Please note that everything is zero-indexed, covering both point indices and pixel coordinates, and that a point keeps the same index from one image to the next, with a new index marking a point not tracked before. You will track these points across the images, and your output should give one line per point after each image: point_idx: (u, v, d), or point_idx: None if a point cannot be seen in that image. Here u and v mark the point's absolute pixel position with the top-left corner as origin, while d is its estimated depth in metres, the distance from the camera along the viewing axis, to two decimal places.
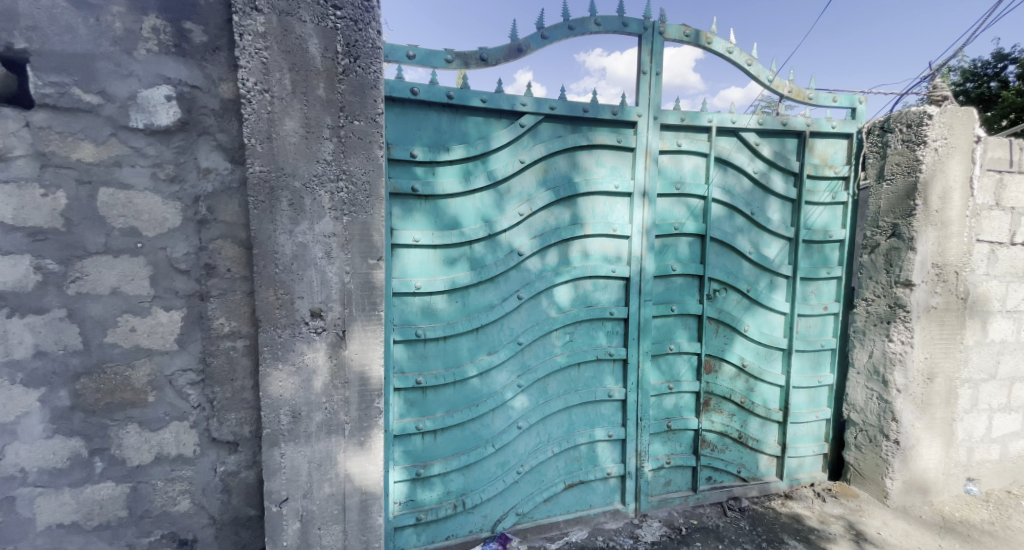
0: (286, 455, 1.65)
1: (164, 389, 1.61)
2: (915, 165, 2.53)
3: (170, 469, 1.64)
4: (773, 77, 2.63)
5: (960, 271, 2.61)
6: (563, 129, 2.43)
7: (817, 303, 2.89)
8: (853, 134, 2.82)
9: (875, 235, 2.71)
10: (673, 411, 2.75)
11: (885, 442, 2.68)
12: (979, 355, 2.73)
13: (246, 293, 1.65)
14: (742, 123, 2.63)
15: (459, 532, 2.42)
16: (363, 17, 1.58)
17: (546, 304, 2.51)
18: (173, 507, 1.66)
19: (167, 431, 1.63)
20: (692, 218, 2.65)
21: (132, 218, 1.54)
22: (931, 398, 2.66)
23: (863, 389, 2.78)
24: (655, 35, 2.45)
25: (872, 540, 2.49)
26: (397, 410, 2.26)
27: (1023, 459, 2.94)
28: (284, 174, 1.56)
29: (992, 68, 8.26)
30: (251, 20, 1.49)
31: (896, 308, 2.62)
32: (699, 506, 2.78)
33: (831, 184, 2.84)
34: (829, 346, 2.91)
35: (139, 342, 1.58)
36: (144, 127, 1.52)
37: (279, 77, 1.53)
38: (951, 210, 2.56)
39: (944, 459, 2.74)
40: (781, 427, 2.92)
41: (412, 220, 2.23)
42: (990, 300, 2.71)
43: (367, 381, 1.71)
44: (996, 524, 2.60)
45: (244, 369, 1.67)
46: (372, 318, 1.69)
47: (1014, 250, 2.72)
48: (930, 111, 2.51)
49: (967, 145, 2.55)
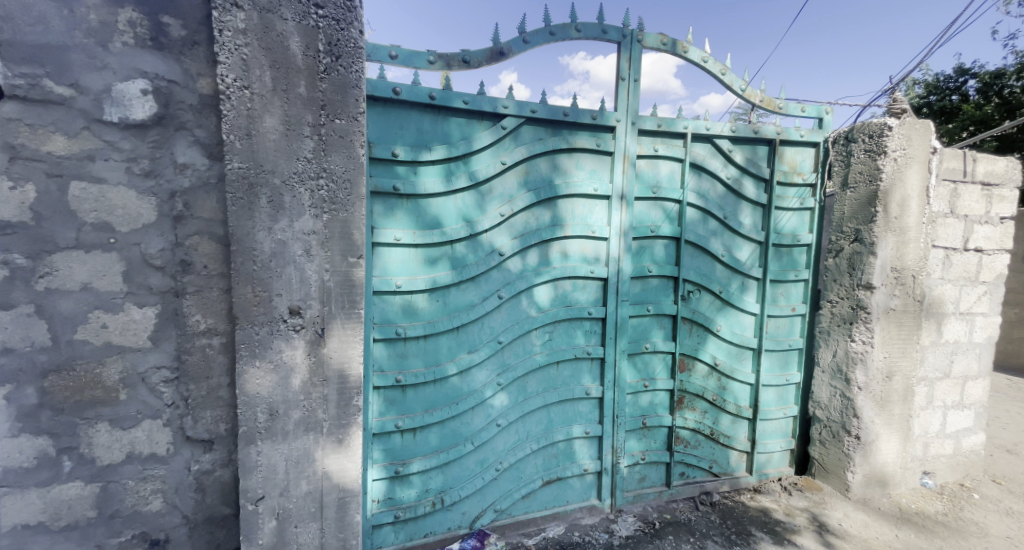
0: (263, 452, 1.65)
1: (137, 386, 1.59)
2: (876, 174, 2.66)
3: (142, 468, 1.62)
4: (746, 87, 2.72)
5: (917, 275, 2.74)
6: (544, 132, 2.47)
7: (785, 304, 2.99)
8: (820, 143, 2.93)
9: (840, 240, 2.84)
10: (648, 408, 2.82)
11: (847, 438, 2.81)
12: (935, 355, 2.88)
13: (223, 290, 1.64)
14: (716, 129, 2.72)
15: (437, 529, 2.43)
16: (345, 16, 1.59)
17: (526, 304, 2.54)
18: (144, 507, 1.64)
19: (139, 429, 1.61)
20: (668, 221, 2.72)
21: (105, 213, 1.52)
22: (890, 395, 2.79)
23: (827, 387, 2.91)
24: (634, 43, 2.51)
25: (835, 531, 2.59)
26: (376, 409, 2.26)
27: (974, 453, 3.11)
28: (264, 171, 1.56)
29: (953, 83, 8.58)
30: (231, 16, 1.49)
31: (858, 310, 2.74)
32: (672, 501, 2.86)
33: (800, 191, 2.95)
34: (797, 346, 3.02)
35: (111, 340, 1.55)
36: (119, 121, 1.50)
37: (259, 74, 1.53)
38: (909, 217, 2.69)
39: (902, 453, 2.87)
40: (751, 424, 3.02)
41: (394, 219, 2.23)
42: (945, 303, 2.85)
43: (347, 378, 1.72)
44: (950, 515, 2.74)
45: (220, 367, 1.66)
46: (352, 316, 1.70)
47: (967, 255, 2.88)
48: (890, 123, 2.63)
49: (924, 156, 2.68)
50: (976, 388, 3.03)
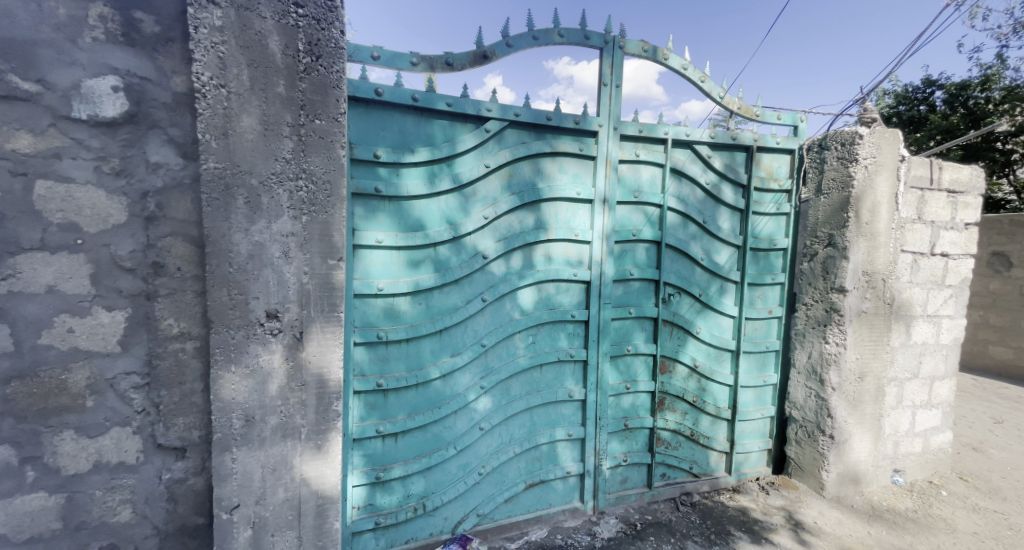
0: (238, 460, 1.61)
1: (105, 393, 1.53)
2: (848, 181, 2.74)
3: (110, 477, 1.56)
4: (725, 94, 2.78)
5: (887, 279, 2.83)
6: (527, 136, 2.48)
7: (762, 306, 3.06)
8: (795, 150, 3.01)
9: (814, 244, 2.91)
10: (630, 410, 2.84)
11: (822, 437, 2.88)
12: (904, 356, 2.97)
13: (197, 293, 1.59)
14: (695, 135, 2.76)
15: (419, 535, 2.40)
16: (326, 16, 1.57)
17: (509, 307, 2.54)
18: (112, 518, 1.58)
19: (107, 437, 1.55)
20: (649, 225, 2.75)
21: (73, 213, 1.46)
22: (862, 396, 2.87)
23: (802, 388, 2.98)
24: (616, 49, 2.54)
25: (809, 529, 2.65)
26: (357, 414, 2.22)
27: (942, 451, 3.22)
28: (240, 171, 1.53)
29: (921, 93, 8.89)
30: (208, 13, 1.45)
31: (832, 312, 2.82)
32: (654, 502, 2.88)
33: (776, 196, 3.03)
34: (773, 347, 3.09)
35: (78, 344, 1.49)
36: (88, 118, 1.45)
37: (236, 72, 1.50)
38: (879, 222, 2.78)
39: (874, 452, 2.96)
40: (730, 424, 3.07)
41: (376, 221, 2.20)
42: (913, 306, 2.95)
43: (326, 383, 1.69)
44: (919, 512, 2.82)
45: (194, 372, 1.61)
46: (331, 319, 1.68)
47: (934, 260, 2.99)
48: (861, 131, 2.71)
49: (893, 163, 2.77)
50: (943, 388, 3.14)
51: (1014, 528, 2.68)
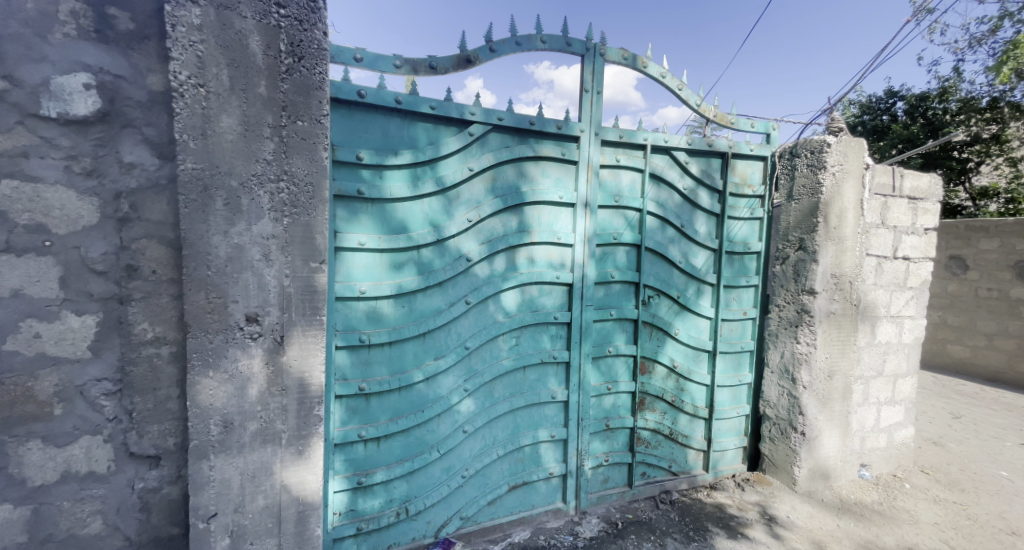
0: (216, 467, 1.57)
1: (74, 400, 1.48)
2: (817, 187, 2.85)
3: (79, 488, 1.51)
4: (701, 102, 2.86)
5: (853, 281, 2.96)
6: (510, 140, 2.51)
7: (737, 308, 3.15)
8: (768, 157, 3.12)
9: (786, 248, 3.02)
10: (611, 410, 2.88)
11: (794, 434, 2.99)
12: (870, 355, 3.11)
13: (173, 296, 1.56)
14: (673, 142, 2.84)
15: (402, 540, 2.38)
16: (309, 17, 1.56)
17: (493, 309, 2.55)
18: (82, 530, 1.52)
19: (77, 446, 1.49)
20: (629, 229, 2.81)
21: (41, 214, 1.41)
22: (831, 394, 2.98)
23: (776, 387, 3.08)
24: (597, 56, 2.59)
25: (782, 523, 2.74)
26: (338, 418, 2.19)
27: (905, 446, 3.37)
28: (219, 172, 1.50)
29: (884, 104, 9.28)
30: (186, 11, 1.43)
31: (803, 313, 2.93)
32: (634, 501, 2.93)
33: (750, 201, 3.12)
34: (748, 347, 3.18)
35: (45, 350, 1.44)
36: (57, 116, 1.40)
37: (215, 72, 1.48)
38: (846, 227, 2.90)
39: (842, 447, 3.08)
40: (707, 423, 3.15)
41: (358, 223, 2.18)
42: (878, 307, 3.09)
43: (307, 388, 1.67)
44: (884, 504, 2.95)
45: (169, 378, 1.57)
46: (313, 323, 1.66)
47: (896, 263, 3.13)
48: (829, 140, 2.83)
49: (859, 171, 2.89)
50: (906, 385, 3.29)
51: (972, 517, 2.82)
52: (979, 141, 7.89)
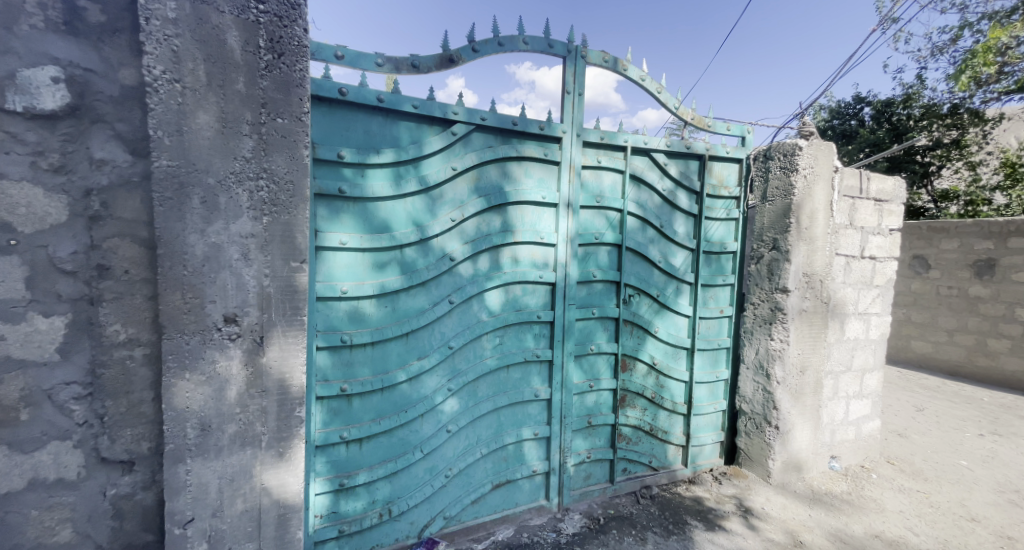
0: (193, 471, 1.54)
1: (42, 405, 1.43)
2: (790, 189, 2.94)
3: (48, 495, 1.45)
4: (680, 105, 2.92)
5: (823, 279, 3.06)
6: (493, 140, 2.52)
7: (714, 306, 3.23)
8: (743, 159, 3.20)
9: (760, 247, 3.11)
10: (593, 408, 2.92)
11: (768, 428, 3.08)
12: (839, 350, 3.22)
13: (146, 296, 1.51)
14: (653, 144, 2.89)
15: (385, 541, 2.37)
16: (289, 13, 1.53)
17: (476, 308, 2.56)
18: (50, 539, 1.47)
19: (45, 452, 1.44)
20: (610, 229, 2.85)
21: (5, 212, 1.36)
22: (803, 388, 3.09)
23: (751, 382, 3.17)
24: (579, 58, 2.62)
25: (758, 514, 2.82)
26: (319, 420, 2.16)
27: (872, 437, 3.51)
28: (196, 170, 1.47)
29: (852, 109, 9.61)
30: (160, 4, 1.40)
31: (776, 311, 3.02)
32: (616, 497, 2.98)
33: (726, 203, 3.21)
34: (724, 345, 3.27)
35: (10, 353, 1.39)
36: (24, 110, 1.35)
37: (191, 67, 1.44)
38: (817, 227, 3.01)
39: (813, 440, 3.19)
40: (686, 419, 3.21)
41: (339, 222, 2.16)
42: (846, 304, 3.21)
43: (288, 389, 1.65)
44: (853, 493, 3.07)
45: (142, 381, 1.53)
46: (294, 323, 1.64)
47: (864, 262, 3.26)
48: (800, 143, 2.93)
49: (828, 173, 3.00)
50: (873, 379, 3.42)
51: (934, 505, 2.96)
52: (940, 145, 8.25)
